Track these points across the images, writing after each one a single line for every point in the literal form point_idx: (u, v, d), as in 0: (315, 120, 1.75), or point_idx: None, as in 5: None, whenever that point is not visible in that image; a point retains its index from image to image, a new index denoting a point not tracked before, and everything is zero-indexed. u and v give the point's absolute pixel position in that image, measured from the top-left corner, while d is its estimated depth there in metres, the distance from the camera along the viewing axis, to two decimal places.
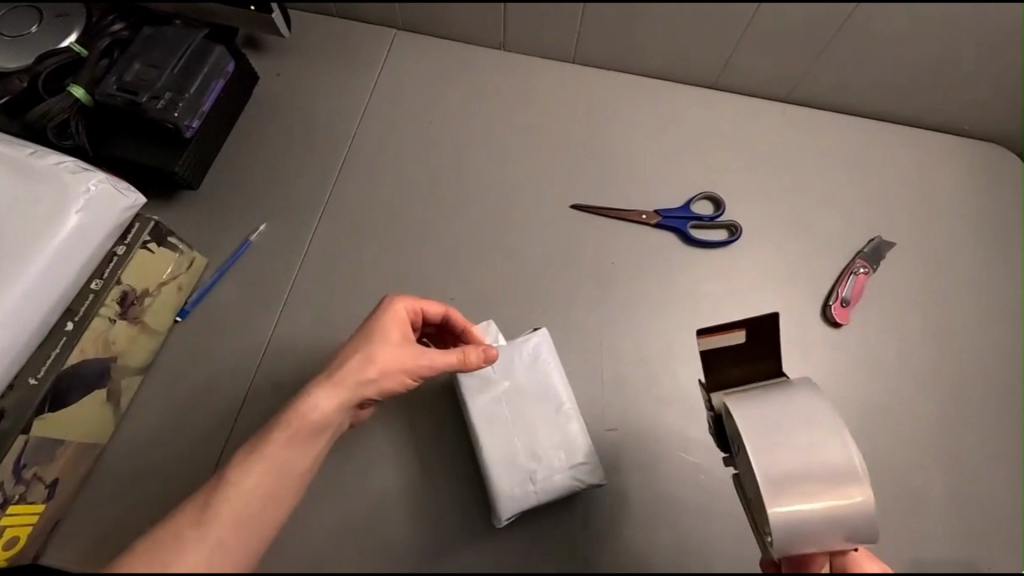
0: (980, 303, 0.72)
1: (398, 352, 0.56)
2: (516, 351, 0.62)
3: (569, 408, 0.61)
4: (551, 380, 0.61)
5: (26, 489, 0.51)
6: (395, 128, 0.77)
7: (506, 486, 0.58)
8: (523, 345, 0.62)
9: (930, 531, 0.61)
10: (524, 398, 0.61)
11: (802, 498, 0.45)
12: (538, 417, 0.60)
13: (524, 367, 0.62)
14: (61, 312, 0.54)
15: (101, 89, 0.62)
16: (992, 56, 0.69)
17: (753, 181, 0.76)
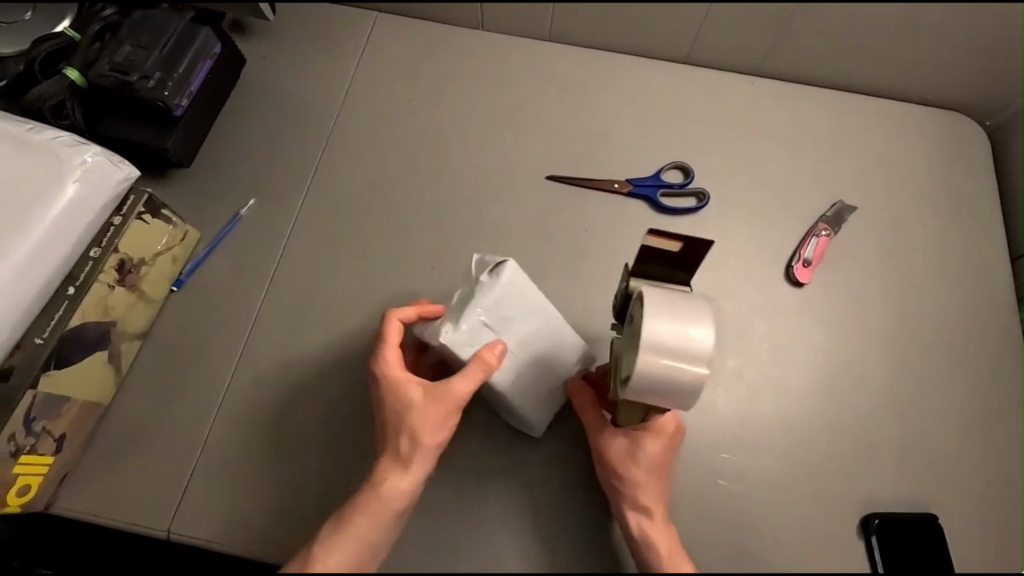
0: (936, 262, 0.75)
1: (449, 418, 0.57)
2: (489, 293, 0.58)
3: (548, 309, 0.62)
4: (528, 298, 0.60)
5: (36, 441, 0.55)
6: (379, 105, 0.80)
7: (534, 408, 0.62)
8: (494, 283, 0.58)
9: (882, 473, 0.65)
10: (512, 329, 0.59)
11: (667, 369, 0.47)
12: (529, 336, 0.61)
13: (504, 303, 0.59)
14: (63, 278, 0.57)
15: (94, 70, 0.65)
16: (947, 23, 0.72)
17: (722, 151, 0.79)
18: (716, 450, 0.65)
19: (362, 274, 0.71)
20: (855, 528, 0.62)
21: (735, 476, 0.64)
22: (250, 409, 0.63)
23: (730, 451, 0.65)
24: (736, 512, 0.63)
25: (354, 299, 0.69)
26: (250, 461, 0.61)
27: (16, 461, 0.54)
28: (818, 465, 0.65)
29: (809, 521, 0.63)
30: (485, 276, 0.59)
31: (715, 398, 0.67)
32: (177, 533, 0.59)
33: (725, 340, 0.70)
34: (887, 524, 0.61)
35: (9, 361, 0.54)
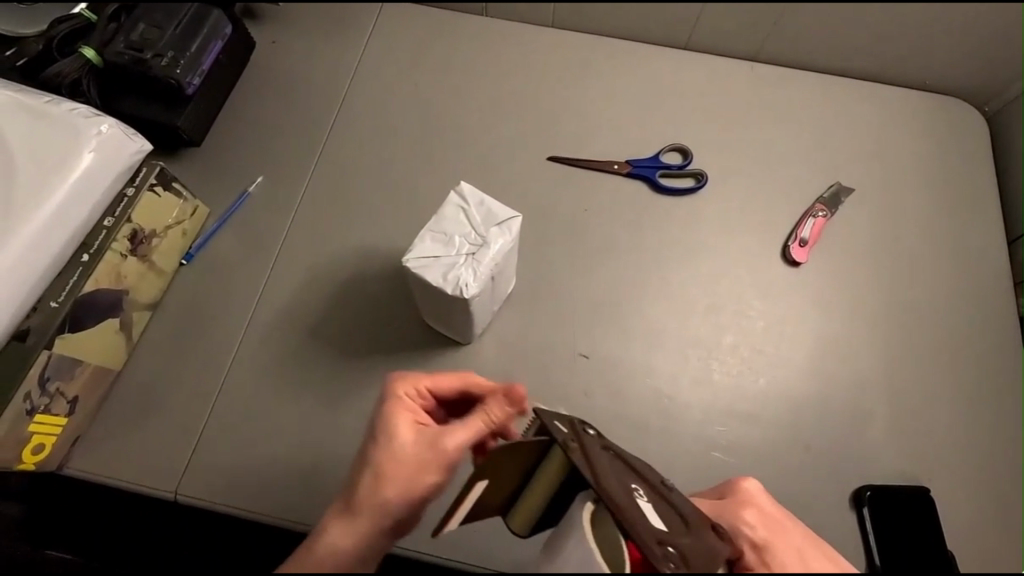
0: (931, 243, 0.76)
1: (419, 439, 0.50)
2: (445, 210, 0.54)
3: (512, 220, 0.54)
4: (487, 211, 0.54)
5: (50, 401, 0.57)
6: (384, 87, 0.82)
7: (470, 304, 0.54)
8: (448, 202, 0.55)
9: (873, 448, 0.66)
10: (474, 242, 0.53)
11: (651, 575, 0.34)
12: (495, 249, 0.53)
13: (463, 217, 0.54)
14: (77, 245, 0.59)
15: (110, 49, 0.67)
16: (942, 7, 0.73)
17: (721, 134, 0.81)
18: (710, 422, 0.66)
19: (365, 250, 0.72)
20: (847, 501, 0.63)
21: (728, 448, 0.65)
22: (256, 377, 0.65)
23: (723, 423, 0.66)
24: (727, 481, 0.64)
25: (358, 272, 0.71)
26: (255, 426, 0.63)
27: (31, 420, 0.56)
28: (811, 439, 0.66)
29: (802, 493, 0.64)
30: (444, 203, 0.55)
31: (709, 373, 0.69)
32: (184, 494, 0.60)
33: (720, 318, 0.71)
34: (878, 496, 0.62)
35: (25, 323, 0.56)
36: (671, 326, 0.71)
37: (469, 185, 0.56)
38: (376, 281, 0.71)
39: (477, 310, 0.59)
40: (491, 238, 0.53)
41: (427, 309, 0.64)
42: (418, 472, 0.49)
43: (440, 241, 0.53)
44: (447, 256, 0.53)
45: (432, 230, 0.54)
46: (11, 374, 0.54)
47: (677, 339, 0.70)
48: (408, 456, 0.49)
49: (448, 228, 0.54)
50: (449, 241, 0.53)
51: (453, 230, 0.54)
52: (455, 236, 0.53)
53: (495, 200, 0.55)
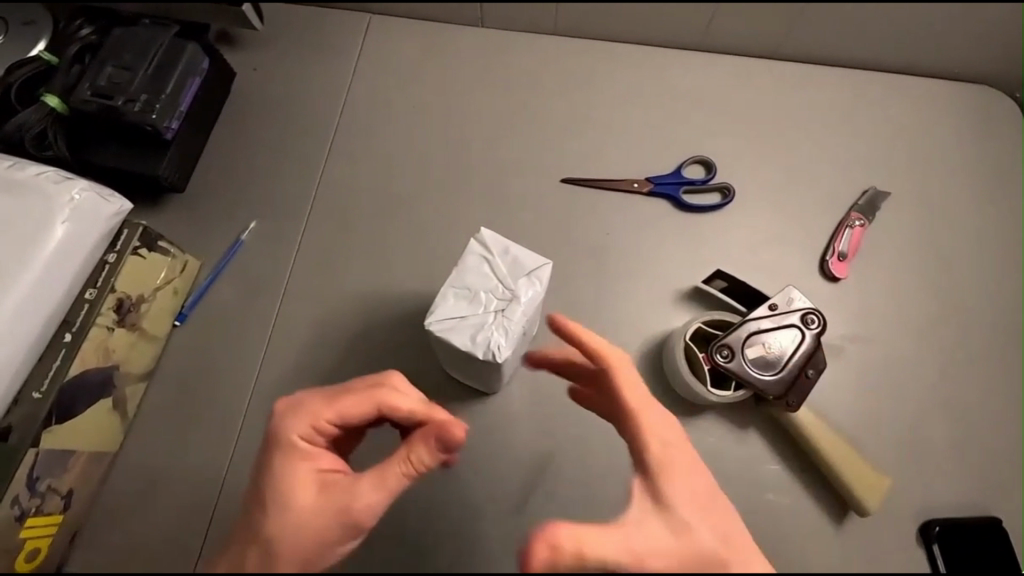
0: (977, 245, 0.71)
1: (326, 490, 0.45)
2: (467, 261, 0.49)
3: (541, 268, 0.49)
4: (513, 260, 0.49)
5: (42, 501, 0.51)
6: (378, 113, 0.76)
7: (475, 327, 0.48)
8: (469, 250, 0.50)
9: (941, 475, 0.61)
10: (501, 295, 0.48)
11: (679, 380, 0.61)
12: (524, 301, 0.48)
13: (486, 268, 0.49)
14: (58, 324, 0.53)
15: (75, 96, 0.60)
16: None
17: (743, 142, 0.75)
18: (762, 459, 0.60)
19: (372, 297, 0.67)
20: (913, 538, 0.58)
21: (784, 489, 0.59)
22: None
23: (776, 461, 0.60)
24: None
25: (368, 321, 0.66)
26: None
27: (22, 525, 0.50)
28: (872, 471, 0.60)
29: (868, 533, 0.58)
30: (465, 251, 0.50)
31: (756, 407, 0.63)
32: None
33: None
34: (947, 531, 0.57)
35: (7, 419, 0.50)
36: None
37: (490, 231, 0.51)
38: (387, 330, 0.65)
39: (507, 364, 0.54)
40: (521, 291, 0.48)
41: (451, 360, 0.59)
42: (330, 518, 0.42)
43: (464, 298, 0.48)
44: (474, 315, 0.48)
45: (455, 286, 0.48)
46: None
47: None
48: (307, 526, 0.41)
49: (473, 282, 0.49)
50: (476, 297, 0.48)
51: (479, 284, 0.48)
52: (481, 290, 0.48)
53: (521, 246, 0.50)
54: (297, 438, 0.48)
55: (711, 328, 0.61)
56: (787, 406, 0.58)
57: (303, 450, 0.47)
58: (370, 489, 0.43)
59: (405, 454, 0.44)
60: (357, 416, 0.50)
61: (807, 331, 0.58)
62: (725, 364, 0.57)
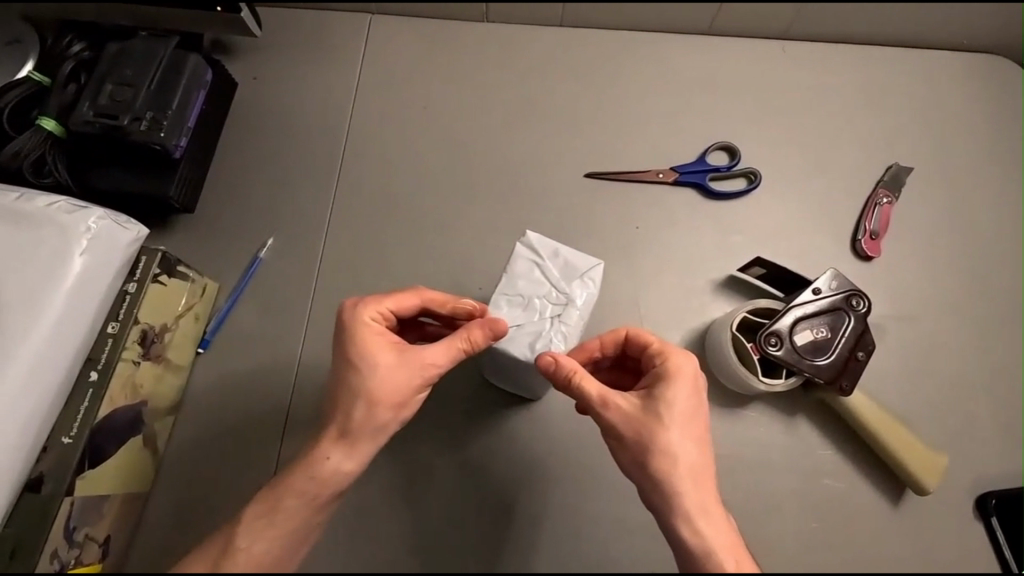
0: (1004, 213, 0.71)
1: (401, 364, 0.47)
2: (516, 267, 0.51)
3: (591, 270, 0.51)
4: (563, 263, 0.51)
5: (80, 551, 0.48)
6: (389, 116, 0.73)
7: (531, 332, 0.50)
8: (517, 256, 0.51)
9: (994, 448, 0.60)
10: (556, 298, 0.50)
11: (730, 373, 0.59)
12: (579, 303, 0.50)
13: (537, 272, 0.51)
14: (82, 363, 0.50)
15: (75, 118, 0.57)
16: None
17: (764, 124, 0.74)
18: (816, 446, 0.60)
19: None
20: (970, 511, 0.58)
21: (839, 474, 0.59)
22: None
23: (828, 446, 0.60)
24: (846, 509, 0.58)
25: None
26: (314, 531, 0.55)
27: None
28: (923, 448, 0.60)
29: (925, 510, 0.58)
30: (513, 256, 0.52)
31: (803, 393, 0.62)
32: None
33: None
34: (1005, 504, 0.57)
35: (37, 469, 0.47)
36: None
37: (536, 236, 0.52)
38: None
39: None
40: (575, 294, 0.50)
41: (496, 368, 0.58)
42: (405, 390, 0.46)
43: (519, 304, 0.50)
44: (530, 321, 0.49)
45: (509, 293, 0.50)
46: (32, 535, 0.45)
47: None
48: (394, 381, 0.46)
49: (527, 287, 0.50)
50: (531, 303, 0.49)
51: (531, 290, 0.50)
52: (537, 295, 0.50)
53: (569, 248, 0.52)
54: (365, 332, 0.47)
55: (756, 317, 0.60)
56: (840, 390, 0.57)
57: (372, 341, 0.47)
58: (439, 352, 0.47)
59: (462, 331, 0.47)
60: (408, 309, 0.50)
61: (852, 313, 0.58)
62: (775, 353, 0.56)
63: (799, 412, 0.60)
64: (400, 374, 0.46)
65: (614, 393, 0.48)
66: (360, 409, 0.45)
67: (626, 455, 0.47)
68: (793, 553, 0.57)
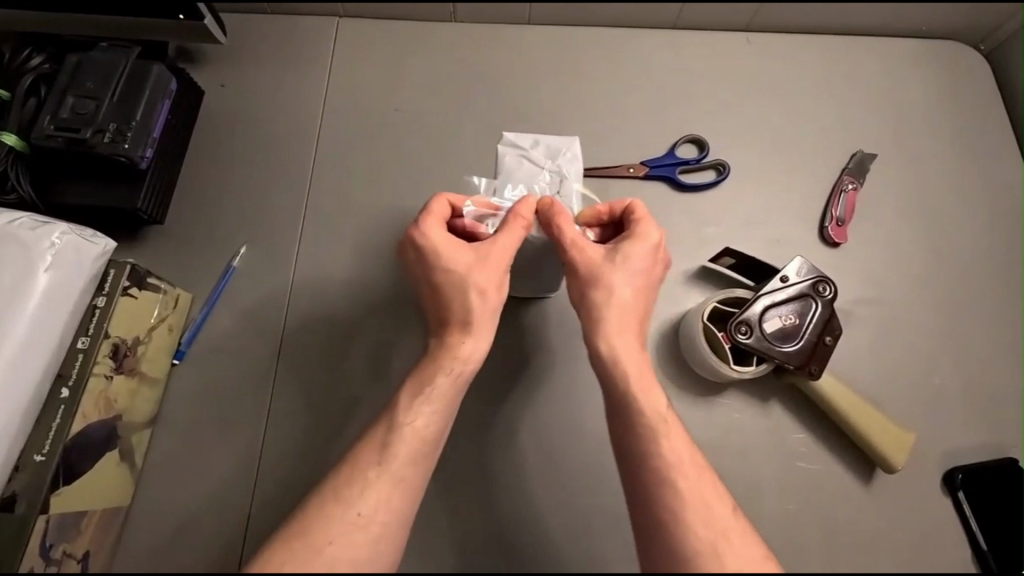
0: (966, 195, 0.72)
1: (485, 256, 0.52)
2: (509, 159, 0.70)
3: (569, 149, 0.70)
4: (547, 148, 0.69)
5: (58, 568, 0.48)
6: (360, 118, 0.73)
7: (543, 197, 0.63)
8: (507, 149, 0.70)
9: (963, 424, 0.62)
10: (550, 169, 0.68)
11: (702, 364, 0.60)
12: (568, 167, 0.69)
13: (528, 158, 0.69)
14: (53, 380, 0.49)
15: (36, 132, 0.56)
16: None
17: (731, 115, 0.75)
18: (789, 430, 0.61)
19: (378, 309, 0.64)
20: (939, 487, 0.59)
21: (812, 456, 0.60)
22: (286, 481, 0.57)
23: (801, 429, 0.61)
24: (822, 490, 0.59)
25: (378, 335, 0.63)
26: None
27: None
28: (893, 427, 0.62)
29: (895, 487, 0.59)
30: (503, 151, 0.71)
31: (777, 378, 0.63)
32: None
33: None
34: (971, 477, 0.59)
35: (10, 488, 0.46)
36: None
37: (516, 133, 0.71)
38: (398, 342, 0.63)
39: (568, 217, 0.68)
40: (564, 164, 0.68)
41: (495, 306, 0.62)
42: (503, 272, 0.52)
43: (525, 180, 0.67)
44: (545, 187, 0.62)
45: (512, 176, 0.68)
46: (6, 556, 0.45)
47: None
48: (494, 268, 0.51)
49: (526, 175, 0.68)
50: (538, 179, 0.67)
51: (529, 168, 0.68)
52: (536, 175, 0.67)
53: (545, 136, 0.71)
54: (440, 242, 0.52)
55: (727, 306, 0.61)
56: (810, 374, 0.58)
57: (448, 245, 0.52)
58: (510, 241, 0.53)
59: (514, 214, 0.54)
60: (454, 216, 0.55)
61: (819, 298, 0.59)
62: (745, 341, 0.57)
63: (774, 397, 0.62)
64: (490, 263, 0.51)
65: (587, 241, 0.53)
66: (477, 295, 0.50)
67: (577, 287, 0.52)
68: (774, 536, 0.58)
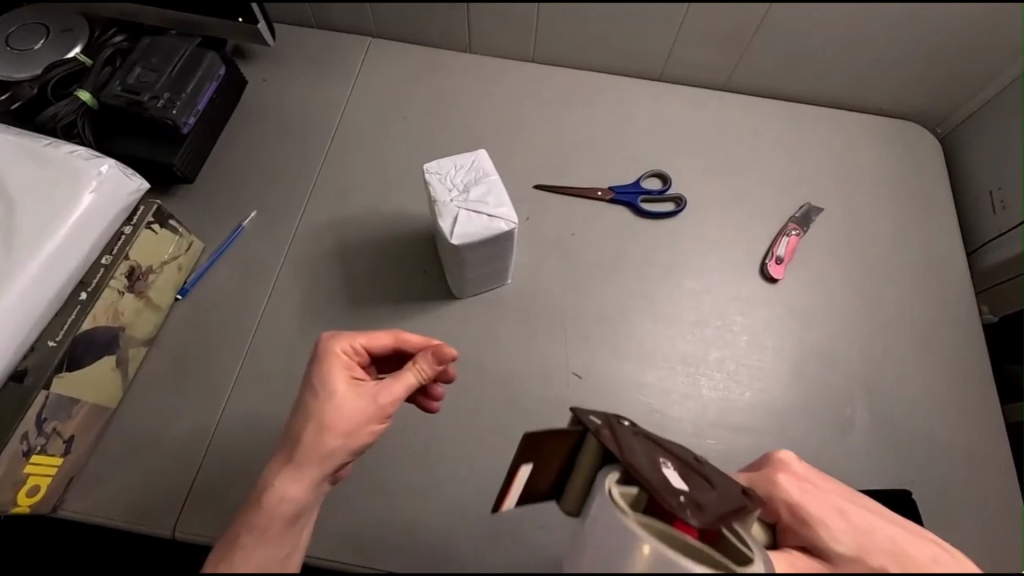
0: (898, 257, 0.81)
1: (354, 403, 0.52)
2: (448, 217, 0.59)
3: (433, 171, 0.61)
4: (438, 186, 0.61)
5: (46, 441, 0.57)
6: (373, 121, 0.85)
7: (492, 206, 0.60)
8: (444, 219, 0.59)
9: (856, 453, 0.70)
10: (461, 190, 0.61)
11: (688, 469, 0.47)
12: (456, 177, 0.61)
13: (442, 199, 0.60)
14: (76, 284, 0.61)
15: (106, 92, 0.69)
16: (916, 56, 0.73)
17: (696, 160, 0.85)
18: (701, 436, 0.69)
19: (360, 281, 0.74)
20: None
21: (718, 461, 0.68)
22: (255, 410, 0.66)
23: (713, 437, 0.69)
24: None
25: (356, 302, 0.73)
26: (254, 456, 0.64)
27: (27, 462, 0.56)
28: (795, 449, 0.69)
29: None
30: (444, 222, 0.59)
31: (699, 391, 0.71)
32: (182, 532, 0.60)
33: (706, 335, 0.75)
34: None
35: (23, 363, 0.57)
36: (656, 344, 0.74)
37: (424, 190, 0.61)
38: (371, 310, 0.73)
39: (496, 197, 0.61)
40: (456, 176, 0.61)
41: (454, 278, 0.70)
42: (359, 421, 0.52)
43: (473, 211, 0.59)
44: (485, 204, 0.60)
45: (468, 218, 0.59)
46: (9, 415, 0.55)
47: (666, 357, 0.73)
48: (341, 426, 0.51)
49: (456, 206, 0.60)
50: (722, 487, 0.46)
51: (457, 200, 0.60)
52: (461, 198, 0.60)
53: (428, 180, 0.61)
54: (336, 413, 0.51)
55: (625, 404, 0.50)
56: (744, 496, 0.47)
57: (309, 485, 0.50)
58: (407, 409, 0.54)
59: (412, 365, 0.55)
60: (378, 345, 0.57)
61: None
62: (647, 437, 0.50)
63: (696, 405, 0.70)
64: (359, 405, 0.52)
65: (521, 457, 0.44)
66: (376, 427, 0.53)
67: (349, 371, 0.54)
68: None
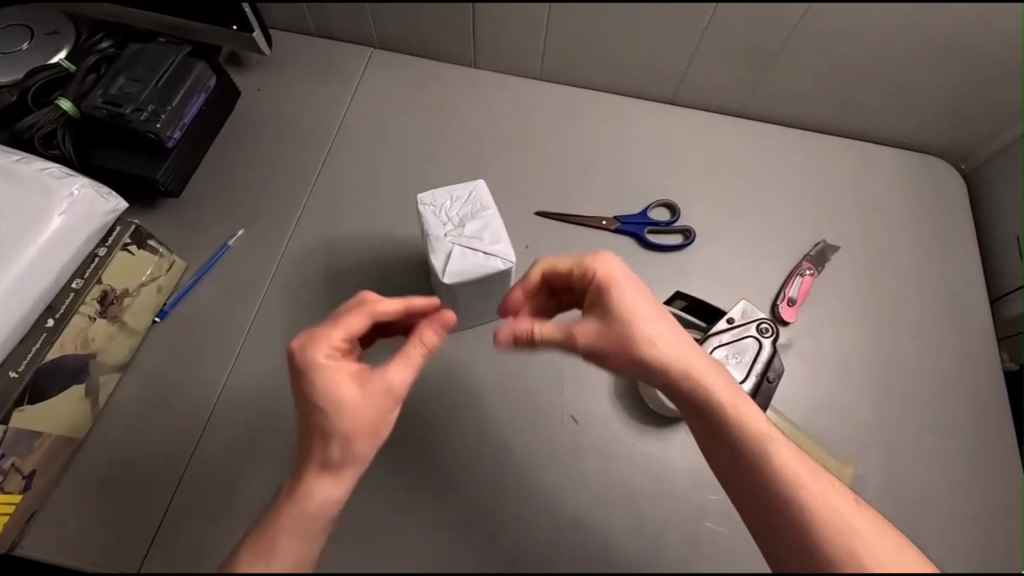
0: (917, 302, 0.76)
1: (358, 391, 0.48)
2: (441, 252, 0.56)
3: (427, 201, 0.59)
4: (431, 217, 0.57)
5: (3, 478, 0.55)
6: (371, 137, 0.81)
7: (489, 242, 0.56)
8: (435, 253, 0.56)
9: None
10: (456, 222, 0.57)
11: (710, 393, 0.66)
12: (451, 209, 0.58)
13: (435, 232, 0.57)
14: (43, 309, 0.58)
15: (87, 102, 0.66)
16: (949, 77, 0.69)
17: (707, 190, 0.81)
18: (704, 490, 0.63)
19: None
20: None
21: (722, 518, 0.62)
22: (224, 444, 0.61)
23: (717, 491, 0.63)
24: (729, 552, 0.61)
25: None
26: (222, 496, 0.59)
27: None
28: None
29: None
30: (436, 257, 0.56)
31: None
32: None
33: None
34: None
35: None
36: None
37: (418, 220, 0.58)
38: None
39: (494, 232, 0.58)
40: (451, 208, 0.58)
41: None
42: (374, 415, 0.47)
43: (467, 245, 0.56)
44: (481, 239, 0.56)
45: (463, 253, 0.55)
46: None
47: None
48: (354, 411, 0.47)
49: (450, 239, 0.56)
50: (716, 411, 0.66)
51: (451, 233, 0.57)
52: (456, 231, 0.57)
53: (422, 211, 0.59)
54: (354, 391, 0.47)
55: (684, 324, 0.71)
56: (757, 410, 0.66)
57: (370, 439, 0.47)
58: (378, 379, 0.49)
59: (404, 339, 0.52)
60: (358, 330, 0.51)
61: (763, 339, 0.68)
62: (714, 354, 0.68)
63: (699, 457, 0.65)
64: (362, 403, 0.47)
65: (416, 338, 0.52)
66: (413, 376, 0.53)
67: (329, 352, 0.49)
68: None
